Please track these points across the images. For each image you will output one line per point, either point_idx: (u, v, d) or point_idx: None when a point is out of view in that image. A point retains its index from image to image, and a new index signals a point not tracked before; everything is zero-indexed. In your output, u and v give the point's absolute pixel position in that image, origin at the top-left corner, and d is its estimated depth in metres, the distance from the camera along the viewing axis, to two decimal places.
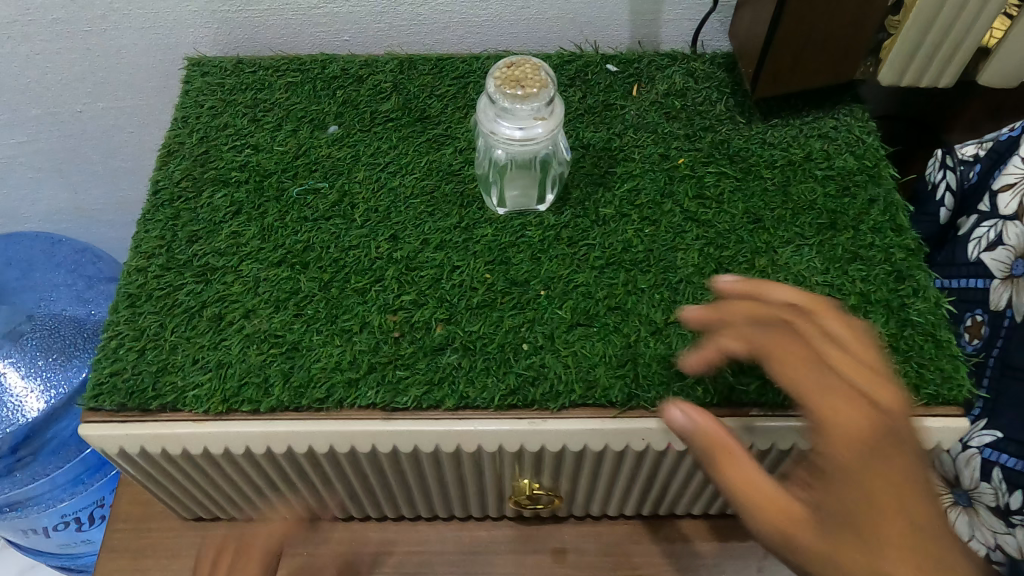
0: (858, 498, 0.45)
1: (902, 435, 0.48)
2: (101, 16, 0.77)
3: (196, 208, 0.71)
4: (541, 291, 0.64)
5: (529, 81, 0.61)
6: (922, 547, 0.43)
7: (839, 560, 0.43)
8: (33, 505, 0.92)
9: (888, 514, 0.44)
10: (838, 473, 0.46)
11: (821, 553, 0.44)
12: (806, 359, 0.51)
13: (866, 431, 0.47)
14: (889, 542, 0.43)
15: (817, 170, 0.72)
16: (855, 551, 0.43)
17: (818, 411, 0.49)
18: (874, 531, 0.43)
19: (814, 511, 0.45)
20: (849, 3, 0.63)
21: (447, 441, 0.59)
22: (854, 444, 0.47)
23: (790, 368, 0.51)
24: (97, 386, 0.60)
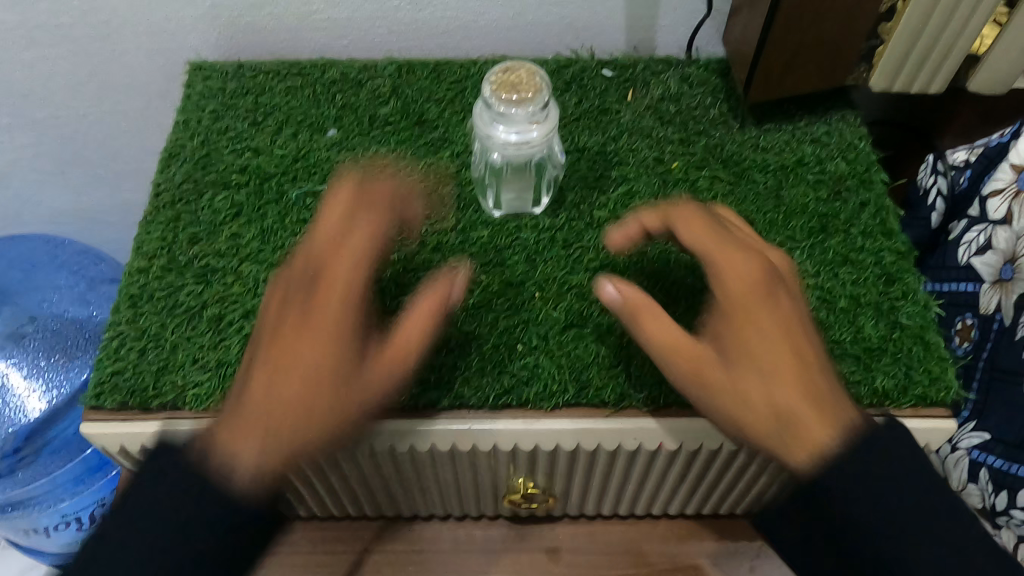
0: (750, 342, 0.51)
1: (786, 284, 0.55)
2: (104, 22, 0.78)
3: (196, 210, 0.72)
4: (536, 292, 0.65)
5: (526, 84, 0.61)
6: (810, 378, 0.51)
7: (740, 392, 0.50)
8: (32, 505, 0.92)
9: (784, 352, 0.51)
10: (738, 320, 0.52)
11: (730, 388, 0.51)
12: (706, 224, 0.57)
13: (756, 283, 0.53)
14: (784, 375, 0.50)
15: (809, 175, 0.73)
16: (757, 383, 0.50)
17: (715, 268, 0.55)
18: (773, 369, 0.50)
19: (721, 355, 0.52)
20: (839, 10, 0.64)
21: (442, 439, 0.60)
22: (752, 294, 0.53)
23: (688, 233, 0.57)
24: (98, 385, 0.62)
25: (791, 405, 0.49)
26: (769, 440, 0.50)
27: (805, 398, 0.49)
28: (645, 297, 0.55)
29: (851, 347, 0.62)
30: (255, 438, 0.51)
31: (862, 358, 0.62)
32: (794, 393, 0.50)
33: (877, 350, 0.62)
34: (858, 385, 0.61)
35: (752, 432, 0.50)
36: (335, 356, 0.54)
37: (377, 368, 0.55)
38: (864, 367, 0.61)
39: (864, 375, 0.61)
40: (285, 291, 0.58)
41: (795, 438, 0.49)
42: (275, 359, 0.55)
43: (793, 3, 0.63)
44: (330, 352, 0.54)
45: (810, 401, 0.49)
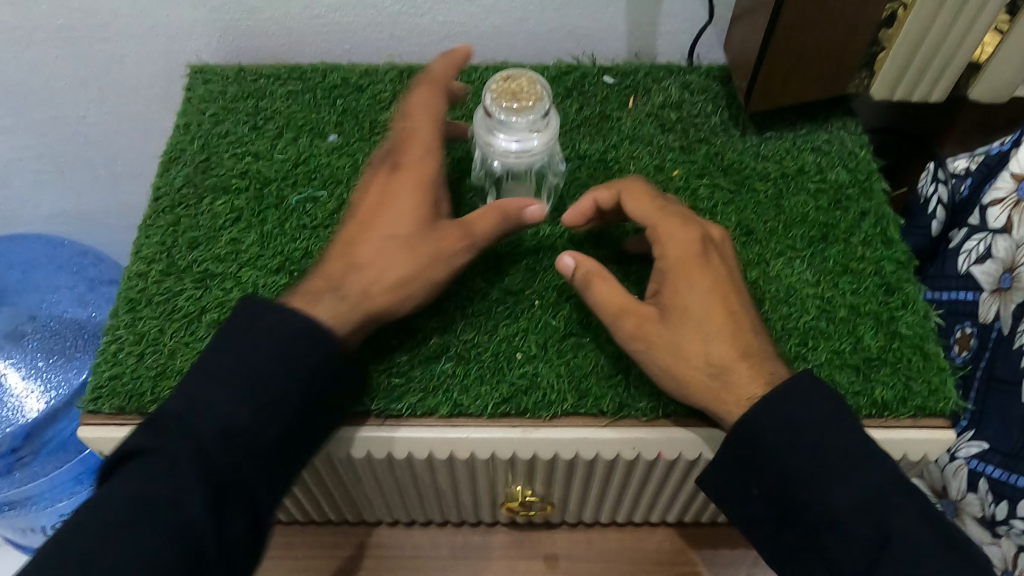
0: (689, 301, 0.55)
1: (726, 254, 0.60)
2: (104, 24, 0.78)
3: (196, 214, 0.72)
4: (536, 300, 0.65)
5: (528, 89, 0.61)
6: (744, 339, 0.55)
7: (681, 347, 0.54)
8: (30, 504, 0.91)
9: (723, 311, 0.55)
10: (679, 283, 0.56)
11: (671, 343, 0.54)
12: (653, 200, 0.61)
13: (694, 249, 0.58)
14: (719, 332, 0.54)
15: (810, 183, 0.73)
16: (696, 338, 0.54)
17: (659, 238, 0.59)
18: (711, 325, 0.55)
19: (664, 314, 0.56)
20: (841, 18, 0.64)
21: (440, 446, 0.60)
22: (694, 259, 0.57)
23: (636, 208, 0.61)
24: (96, 390, 0.61)
25: (725, 360, 0.54)
26: (705, 392, 0.54)
27: (739, 355, 0.54)
28: (596, 264, 0.59)
29: (850, 358, 0.62)
30: (332, 302, 0.56)
31: (861, 368, 0.62)
32: (726, 349, 0.54)
33: (876, 360, 0.62)
34: (856, 396, 0.61)
35: (689, 384, 0.54)
36: (416, 214, 0.61)
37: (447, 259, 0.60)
38: (863, 378, 0.61)
39: (863, 386, 0.61)
40: (367, 177, 0.65)
41: (731, 390, 0.53)
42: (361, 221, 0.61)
43: (795, 11, 0.63)
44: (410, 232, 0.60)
45: (742, 357, 0.54)
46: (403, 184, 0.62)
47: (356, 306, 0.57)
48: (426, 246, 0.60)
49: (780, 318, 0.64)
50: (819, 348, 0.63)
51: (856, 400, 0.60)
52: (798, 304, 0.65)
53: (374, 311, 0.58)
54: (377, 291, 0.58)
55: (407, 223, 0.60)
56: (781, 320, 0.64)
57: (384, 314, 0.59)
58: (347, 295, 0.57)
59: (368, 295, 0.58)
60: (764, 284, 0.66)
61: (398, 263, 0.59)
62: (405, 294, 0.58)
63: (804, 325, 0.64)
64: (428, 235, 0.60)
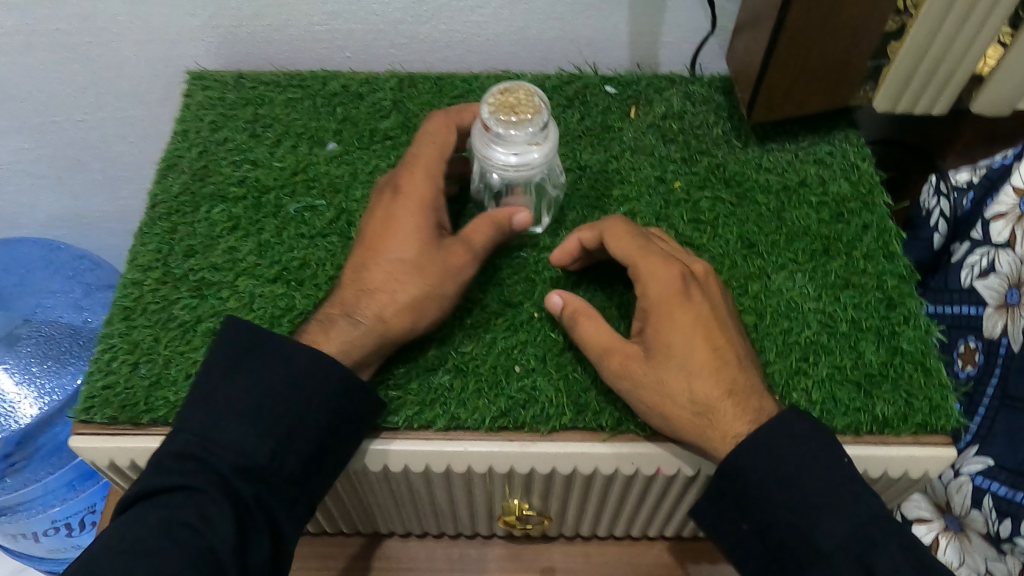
0: (672, 338, 0.55)
1: (710, 286, 0.59)
2: (102, 28, 0.77)
3: (193, 222, 0.71)
4: (535, 313, 0.64)
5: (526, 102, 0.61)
6: (730, 375, 0.54)
7: (664, 386, 0.54)
8: (22, 510, 0.91)
9: (706, 347, 0.54)
10: (660, 321, 0.56)
11: (655, 383, 0.54)
12: (634, 236, 0.60)
13: (678, 285, 0.57)
14: (702, 369, 0.54)
15: (812, 196, 0.73)
16: (679, 375, 0.54)
17: (640, 276, 0.58)
18: (694, 363, 0.54)
19: (647, 353, 0.55)
20: (844, 30, 0.64)
21: (436, 460, 0.59)
22: (675, 295, 0.56)
23: (618, 244, 0.61)
24: (89, 399, 0.61)
25: (709, 398, 0.53)
26: (692, 430, 0.53)
27: (723, 392, 0.53)
28: (579, 302, 0.59)
29: (851, 373, 0.62)
30: (339, 339, 0.57)
31: (862, 385, 0.61)
32: (712, 387, 0.53)
33: (877, 376, 0.62)
34: (858, 412, 0.60)
35: (674, 422, 0.54)
36: (418, 236, 0.60)
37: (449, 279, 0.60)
38: (864, 394, 0.61)
39: (864, 403, 0.60)
40: (372, 204, 0.66)
41: (717, 428, 0.53)
42: (364, 252, 0.61)
43: (797, 24, 0.62)
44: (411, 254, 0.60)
45: (726, 394, 0.53)
46: (409, 205, 0.62)
47: (373, 332, 0.57)
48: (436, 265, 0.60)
49: (781, 333, 0.64)
50: (820, 364, 0.62)
51: (857, 416, 0.60)
52: (799, 318, 0.65)
53: (392, 334, 0.58)
54: (393, 314, 0.58)
55: (417, 245, 0.60)
56: (782, 334, 0.64)
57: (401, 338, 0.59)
58: (362, 322, 0.58)
59: (384, 320, 0.58)
60: (764, 298, 0.66)
61: (409, 285, 0.59)
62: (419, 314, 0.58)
63: (805, 341, 0.63)
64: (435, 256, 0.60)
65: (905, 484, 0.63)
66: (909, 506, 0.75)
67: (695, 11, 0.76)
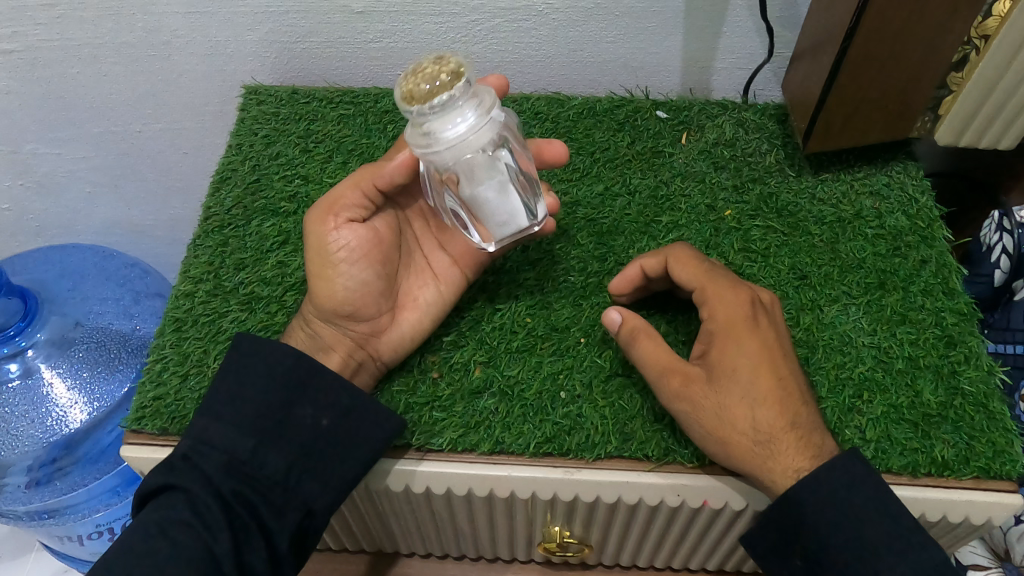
0: (732, 362, 0.54)
1: (776, 317, 0.58)
2: (164, 43, 0.79)
3: (244, 235, 0.72)
4: (582, 338, 0.64)
5: (448, 79, 0.47)
6: (792, 407, 0.53)
7: (726, 411, 0.53)
8: (67, 513, 0.91)
9: (770, 377, 0.54)
10: (729, 347, 0.55)
11: (717, 406, 0.53)
12: (699, 263, 0.60)
13: (745, 311, 0.56)
14: (768, 399, 0.53)
15: (868, 228, 0.71)
16: (741, 403, 0.53)
17: (709, 300, 0.58)
18: (758, 389, 0.53)
19: (710, 377, 0.54)
20: (907, 58, 0.62)
21: (479, 484, 0.59)
22: (743, 324, 0.56)
23: (689, 268, 0.60)
24: (140, 409, 0.62)
25: (771, 428, 0.52)
26: (752, 457, 0.52)
27: (786, 425, 0.52)
28: (640, 321, 0.58)
29: (908, 413, 0.61)
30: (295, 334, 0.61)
31: (919, 425, 0.60)
32: (773, 416, 0.52)
33: (936, 417, 0.61)
34: (914, 453, 0.59)
35: (733, 448, 0.52)
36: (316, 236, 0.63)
37: (320, 262, 0.59)
38: (921, 435, 0.60)
39: (921, 443, 0.59)
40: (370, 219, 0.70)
41: (778, 459, 0.52)
42: None
43: (858, 52, 0.61)
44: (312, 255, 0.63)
45: (790, 426, 0.52)
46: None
47: (308, 317, 0.61)
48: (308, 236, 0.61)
49: (834, 367, 0.63)
50: (875, 402, 0.61)
51: (914, 457, 0.59)
52: (853, 353, 0.64)
53: (315, 312, 0.60)
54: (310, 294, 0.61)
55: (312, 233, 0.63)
56: (835, 369, 0.63)
57: (322, 313, 0.60)
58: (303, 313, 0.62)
59: (308, 305, 0.61)
60: (817, 331, 0.65)
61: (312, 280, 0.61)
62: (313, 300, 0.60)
63: (859, 377, 0.62)
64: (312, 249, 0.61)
65: (965, 531, 0.61)
66: (966, 554, 0.76)
67: (751, 36, 0.75)
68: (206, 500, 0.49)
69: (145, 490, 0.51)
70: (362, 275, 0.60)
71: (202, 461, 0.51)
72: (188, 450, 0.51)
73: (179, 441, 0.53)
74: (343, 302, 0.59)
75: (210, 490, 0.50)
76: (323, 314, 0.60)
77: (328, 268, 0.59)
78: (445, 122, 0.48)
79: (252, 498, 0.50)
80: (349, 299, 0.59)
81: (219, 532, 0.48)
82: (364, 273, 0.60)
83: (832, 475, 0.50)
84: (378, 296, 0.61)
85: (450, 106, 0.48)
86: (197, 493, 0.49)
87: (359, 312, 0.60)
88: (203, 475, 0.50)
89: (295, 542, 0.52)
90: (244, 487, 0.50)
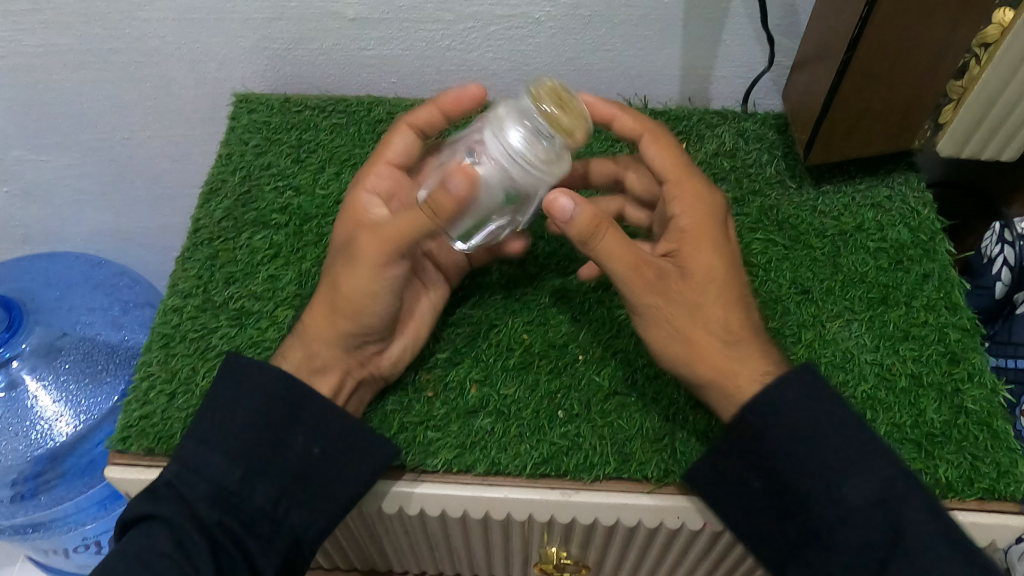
0: (704, 263, 0.55)
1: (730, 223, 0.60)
2: (152, 49, 0.77)
3: (234, 248, 0.71)
4: (579, 355, 0.62)
5: (561, 120, 0.50)
6: (749, 314, 0.55)
7: (698, 310, 0.54)
8: (54, 527, 0.89)
9: (732, 279, 0.55)
10: (700, 246, 0.55)
11: (686, 305, 0.54)
12: (672, 153, 0.60)
13: (713, 211, 0.57)
14: (732, 303, 0.55)
15: (870, 241, 0.70)
16: (711, 304, 0.54)
17: (678, 197, 0.58)
18: (722, 287, 0.55)
19: (680, 274, 0.55)
20: (910, 69, 0.61)
21: (475, 505, 0.57)
22: (711, 224, 0.57)
23: (658, 158, 0.60)
24: (126, 429, 0.61)
25: (734, 332, 0.54)
26: (718, 359, 0.53)
27: (749, 331, 0.55)
28: (595, 210, 0.52)
29: (911, 433, 0.59)
30: (295, 351, 0.57)
31: (923, 445, 0.59)
32: (737, 320, 0.54)
33: (939, 437, 0.59)
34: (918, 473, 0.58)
35: (698, 348, 0.53)
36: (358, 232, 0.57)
37: (365, 279, 0.55)
38: (925, 455, 0.58)
39: (925, 464, 0.58)
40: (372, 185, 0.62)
41: (741, 365, 0.53)
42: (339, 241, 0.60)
43: (861, 64, 0.60)
44: (344, 254, 0.57)
45: (751, 333, 0.55)
46: (347, 217, 0.61)
47: (309, 334, 0.57)
48: (349, 267, 0.56)
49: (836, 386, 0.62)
50: (878, 421, 0.60)
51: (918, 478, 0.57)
52: (855, 371, 0.62)
53: (328, 331, 0.57)
54: (330, 308, 0.57)
55: (340, 254, 0.57)
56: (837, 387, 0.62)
57: (336, 334, 0.57)
58: (303, 328, 0.58)
59: (316, 322, 0.57)
60: (818, 348, 0.64)
61: (341, 281, 0.56)
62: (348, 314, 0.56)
63: (861, 395, 0.61)
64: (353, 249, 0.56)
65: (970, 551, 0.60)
66: None
67: (751, 45, 0.74)
68: (190, 531, 0.47)
69: (130, 518, 0.50)
70: (396, 301, 0.57)
71: (188, 489, 0.49)
72: (174, 476, 0.50)
73: (165, 468, 0.52)
74: (365, 325, 0.57)
75: (194, 521, 0.48)
76: (337, 336, 0.57)
77: (372, 293, 0.55)
78: (523, 131, 0.49)
79: (237, 528, 0.49)
80: (373, 324, 0.57)
81: (204, 563, 0.47)
82: (398, 300, 0.57)
83: None
84: (394, 322, 0.59)
85: (539, 131, 0.49)
86: (180, 523, 0.48)
87: (375, 333, 0.58)
88: (187, 504, 0.49)
89: (283, 571, 0.51)
90: (230, 517, 0.49)
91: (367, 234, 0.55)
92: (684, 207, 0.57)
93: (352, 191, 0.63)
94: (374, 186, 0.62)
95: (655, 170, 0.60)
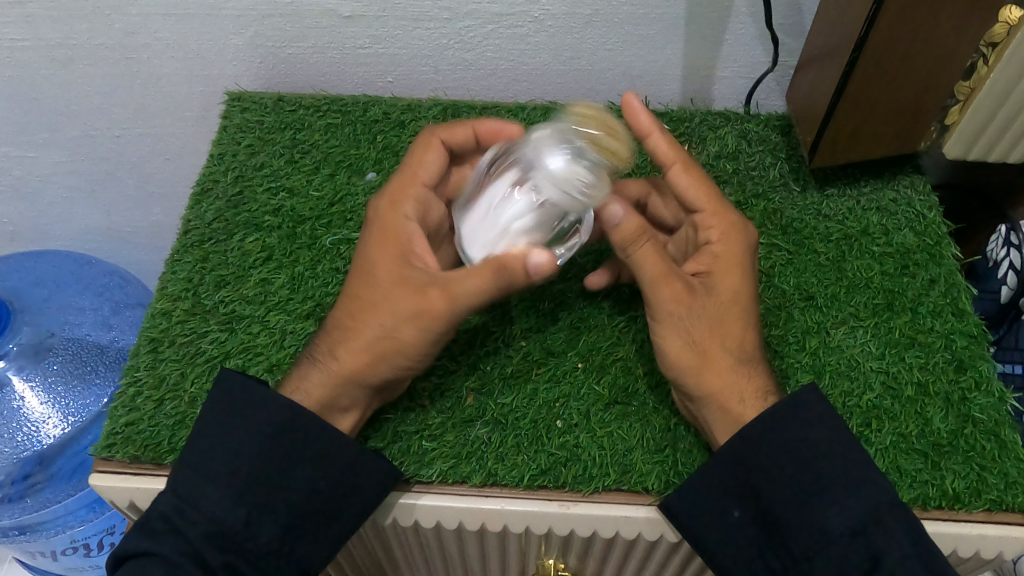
0: (734, 290, 0.55)
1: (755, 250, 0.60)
2: (144, 45, 0.75)
3: (225, 251, 0.70)
4: (578, 364, 0.61)
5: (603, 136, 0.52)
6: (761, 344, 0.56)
7: (720, 330, 0.53)
8: (41, 530, 0.87)
9: (753, 304, 0.56)
10: (729, 273, 0.55)
11: (709, 322, 0.53)
12: (705, 181, 0.58)
13: (748, 244, 0.57)
14: (751, 326, 0.55)
15: (875, 246, 0.69)
16: (735, 325, 0.54)
17: (715, 227, 0.57)
18: (744, 311, 0.55)
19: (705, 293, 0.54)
20: (917, 70, 0.60)
21: (471, 517, 0.56)
22: (743, 256, 0.57)
23: (693, 187, 0.58)
24: (111, 436, 0.59)
25: (749, 352, 0.54)
26: (728, 370, 0.53)
27: (758, 355, 0.55)
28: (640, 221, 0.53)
29: (917, 442, 0.58)
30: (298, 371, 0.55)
31: (929, 454, 0.58)
32: (756, 345, 0.55)
33: (946, 447, 0.58)
34: (924, 485, 0.56)
35: (711, 361, 0.53)
36: (435, 282, 0.54)
37: (435, 333, 0.54)
38: (931, 465, 0.57)
39: (932, 475, 0.57)
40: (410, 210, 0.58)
41: (747, 380, 0.53)
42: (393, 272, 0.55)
43: (869, 63, 0.58)
44: (411, 301, 0.53)
45: (760, 357, 0.55)
46: (390, 245, 0.56)
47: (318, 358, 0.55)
48: (413, 319, 0.53)
49: (841, 393, 0.61)
50: (884, 430, 0.59)
51: (925, 489, 0.56)
52: (860, 379, 0.61)
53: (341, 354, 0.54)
54: (371, 343, 0.54)
55: (397, 298, 0.54)
56: (842, 395, 0.60)
57: (349, 364, 0.54)
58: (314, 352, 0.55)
59: (344, 356, 0.54)
60: (823, 356, 0.62)
61: (402, 330, 0.53)
62: (394, 356, 0.54)
63: (867, 404, 0.60)
64: (428, 301, 0.53)
65: (976, 563, 0.59)
66: None
67: (755, 45, 0.72)
68: None
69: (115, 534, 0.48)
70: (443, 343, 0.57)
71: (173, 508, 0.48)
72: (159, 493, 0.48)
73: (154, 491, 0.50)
74: (407, 363, 0.55)
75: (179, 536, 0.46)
76: (349, 372, 0.54)
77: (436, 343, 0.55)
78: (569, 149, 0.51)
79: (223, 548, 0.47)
80: (415, 363, 0.56)
81: None
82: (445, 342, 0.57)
83: (846, 519, 0.46)
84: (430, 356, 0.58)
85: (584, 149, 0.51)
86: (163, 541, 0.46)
87: (413, 368, 0.56)
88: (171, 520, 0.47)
89: None
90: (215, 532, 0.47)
91: (438, 290, 0.53)
92: (720, 236, 0.57)
93: (387, 214, 0.58)
94: (412, 212, 0.58)
95: (684, 198, 0.58)
